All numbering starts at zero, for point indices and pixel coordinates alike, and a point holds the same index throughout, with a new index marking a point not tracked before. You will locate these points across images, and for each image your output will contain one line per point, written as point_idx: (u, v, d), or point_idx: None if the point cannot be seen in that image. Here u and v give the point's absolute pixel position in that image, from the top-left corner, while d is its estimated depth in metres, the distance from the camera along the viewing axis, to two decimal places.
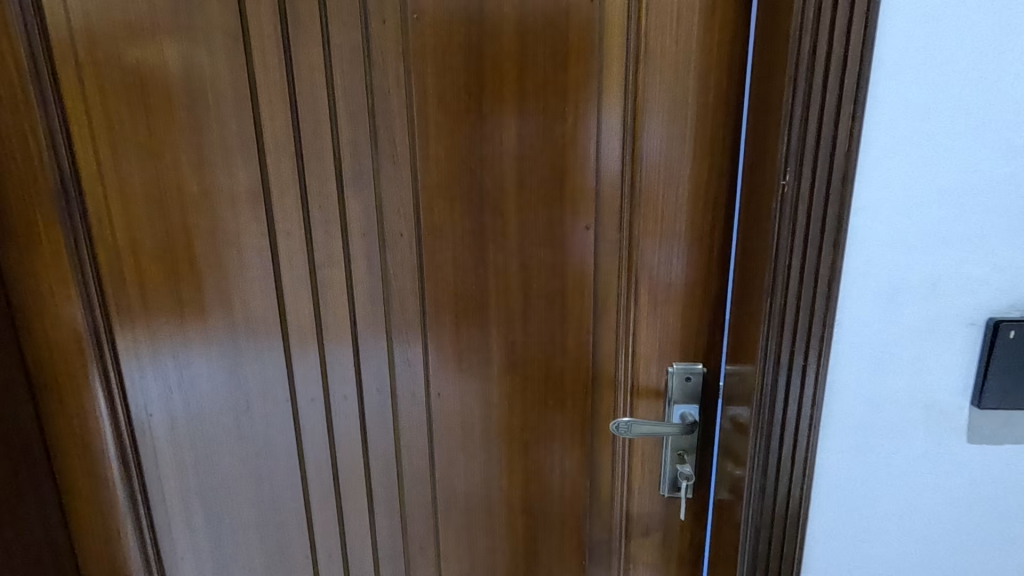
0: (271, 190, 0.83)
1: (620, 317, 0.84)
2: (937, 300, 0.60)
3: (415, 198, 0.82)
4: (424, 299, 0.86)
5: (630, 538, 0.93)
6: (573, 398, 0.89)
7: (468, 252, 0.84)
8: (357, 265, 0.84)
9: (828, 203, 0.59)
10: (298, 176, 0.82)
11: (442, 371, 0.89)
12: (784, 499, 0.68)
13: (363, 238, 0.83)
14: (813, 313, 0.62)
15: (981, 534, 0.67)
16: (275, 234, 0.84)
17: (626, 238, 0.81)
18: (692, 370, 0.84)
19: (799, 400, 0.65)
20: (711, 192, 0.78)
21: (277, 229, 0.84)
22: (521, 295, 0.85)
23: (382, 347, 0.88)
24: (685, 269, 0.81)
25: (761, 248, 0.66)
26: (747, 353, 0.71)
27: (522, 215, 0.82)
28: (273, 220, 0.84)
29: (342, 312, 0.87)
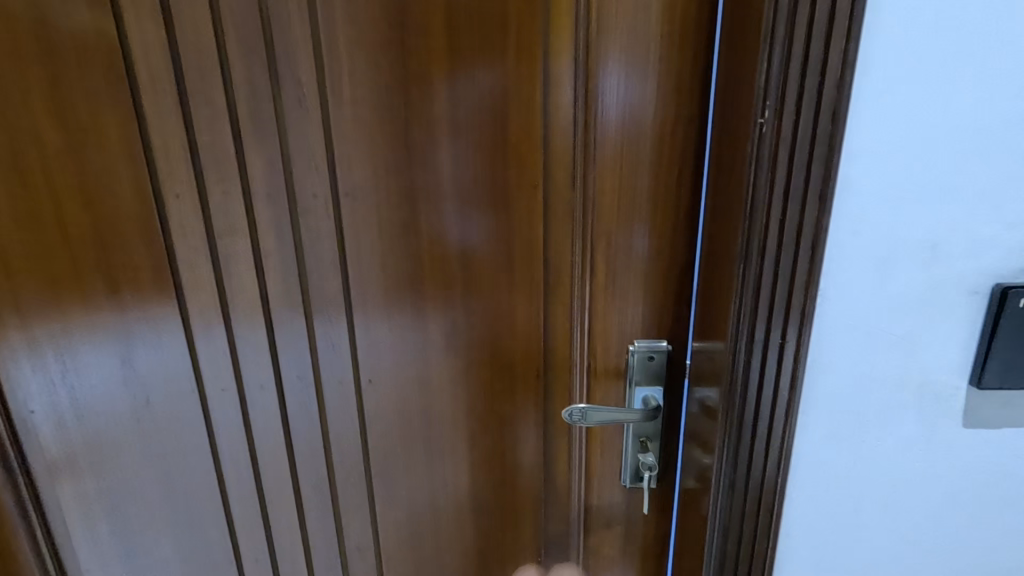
0: (153, 143, 0.68)
1: (575, 291, 0.74)
2: (937, 265, 0.51)
3: (330, 152, 0.68)
4: (347, 271, 0.73)
5: (589, 532, 0.85)
6: (523, 382, 0.79)
7: (397, 217, 0.71)
8: (264, 232, 0.71)
9: (815, 145, 0.49)
10: (184, 126, 0.67)
11: (373, 355, 0.77)
12: (754, 495, 0.60)
13: (269, 200, 0.70)
14: (794, 280, 0.52)
15: (972, 525, 0.60)
16: (162, 197, 0.70)
17: (580, 201, 0.70)
18: (656, 348, 0.74)
19: (775, 383, 0.56)
20: (678, 147, 0.67)
21: (165, 190, 0.70)
22: (461, 267, 0.73)
23: (300, 329, 0.76)
24: (647, 237, 0.70)
25: (735, 203, 0.56)
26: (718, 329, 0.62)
27: (460, 173, 0.70)
28: (158, 180, 0.70)
29: (251, 288, 0.74)
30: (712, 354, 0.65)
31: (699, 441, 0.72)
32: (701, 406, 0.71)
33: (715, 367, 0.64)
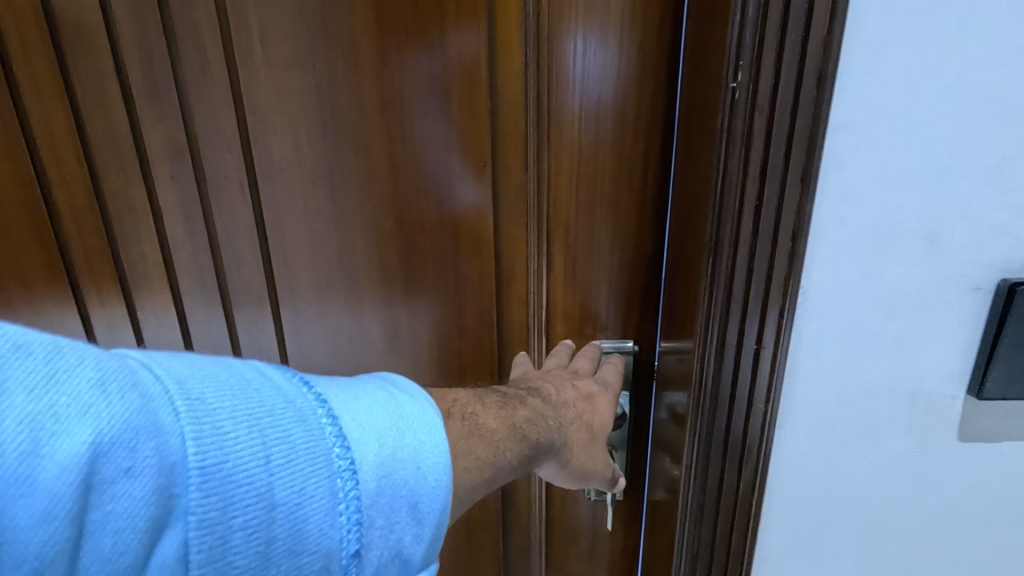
0: (33, 119, 0.59)
1: (531, 285, 0.66)
2: (935, 258, 0.44)
3: (243, 127, 0.59)
4: (270, 263, 0.64)
5: (551, 546, 0.78)
6: (475, 387, 0.71)
7: (325, 202, 0.62)
8: (171, 221, 0.63)
9: (797, 116, 0.41)
10: (68, 99, 0.58)
11: (306, 358, 0.69)
12: (725, 516, 0.54)
13: (175, 184, 0.61)
14: (772, 277, 0.45)
15: (966, 546, 0.54)
16: (51, 182, 0.62)
17: (534, 183, 0.61)
18: (621, 349, 0.67)
19: (749, 394, 0.49)
20: (644, 120, 0.58)
21: (52, 174, 0.61)
22: (401, 260, 0.65)
23: (220, 328, 0.68)
24: (611, 225, 0.62)
25: (706, 186, 0.47)
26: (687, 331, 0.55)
27: (395, 151, 0.60)
28: (43, 163, 0.61)
29: (162, 284, 0.66)
30: (681, 356, 0.57)
31: (668, 450, 0.65)
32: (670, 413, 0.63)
33: (683, 372, 0.56)
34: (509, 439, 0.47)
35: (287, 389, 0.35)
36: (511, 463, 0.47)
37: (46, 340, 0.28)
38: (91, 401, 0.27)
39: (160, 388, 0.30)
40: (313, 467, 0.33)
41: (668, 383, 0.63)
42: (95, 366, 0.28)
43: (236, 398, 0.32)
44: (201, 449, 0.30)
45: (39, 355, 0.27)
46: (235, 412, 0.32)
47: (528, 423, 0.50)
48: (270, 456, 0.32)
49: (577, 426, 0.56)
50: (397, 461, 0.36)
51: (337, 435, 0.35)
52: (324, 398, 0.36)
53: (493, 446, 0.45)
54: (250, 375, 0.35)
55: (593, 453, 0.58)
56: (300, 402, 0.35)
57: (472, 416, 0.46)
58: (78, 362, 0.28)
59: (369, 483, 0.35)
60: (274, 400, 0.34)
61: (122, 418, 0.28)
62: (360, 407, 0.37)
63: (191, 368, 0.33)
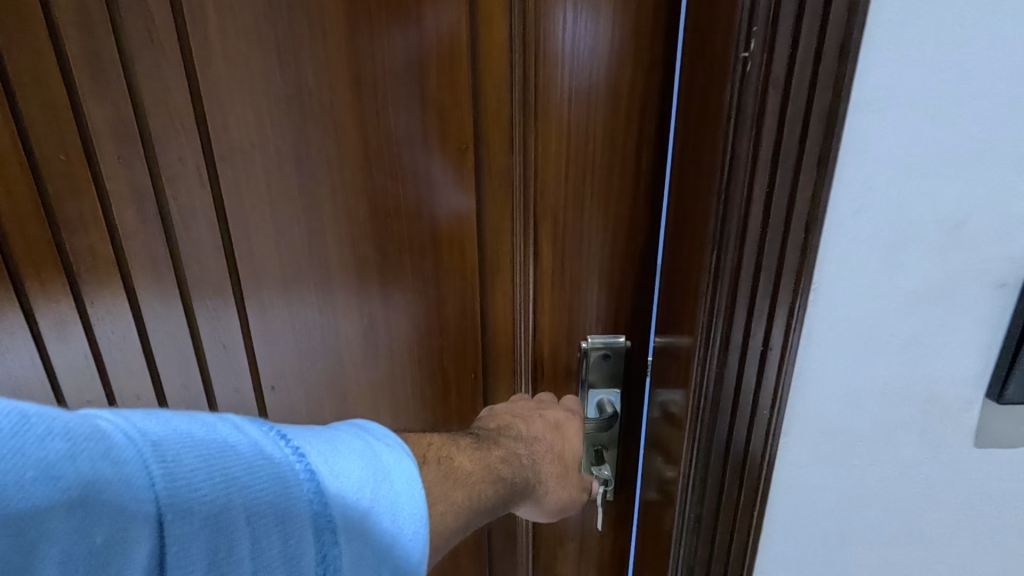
0: None
1: (517, 279, 0.61)
2: (958, 252, 0.41)
3: (196, 103, 0.53)
4: (231, 254, 0.59)
5: (538, 549, 0.75)
6: (457, 386, 0.66)
7: (291, 187, 0.56)
8: (120, 207, 0.57)
9: (815, 94, 0.37)
10: None
11: (273, 355, 0.64)
12: (722, 524, 0.51)
13: (122, 166, 0.55)
14: (781, 272, 0.41)
15: (973, 552, 0.51)
16: None
17: (520, 168, 0.56)
18: (613, 346, 0.63)
19: (752, 398, 0.45)
20: (638, 99, 0.53)
21: None
22: (375, 251, 0.60)
23: (178, 324, 0.63)
24: (603, 214, 0.58)
25: (710, 172, 0.44)
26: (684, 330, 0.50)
27: (366, 131, 0.55)
28: None
29: (113, 277, 0.60)
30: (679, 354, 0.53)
31: (660, 451, 0.61)
32: (663, 412, 0.59)
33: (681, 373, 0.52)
34: (485, 481, 0.45)
35: (265, 442, 0.31)
36: (490, 503, 0.45)
37: (8, 408, 0.24)
38: (59, 478, 0.24)
39: (133, 454, 0.27)
40: (299, 530, 0.29)
41: (663, 382, 0.59)
42: (63, 434, 0.25)
43: (213, 459, 0.28)
44: (180, 517, 0.27)
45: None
46: (211, 474, 0.28)
47: (502, 463, 0.48)
48: (254, 522, 0.28)
49: (547, 459, 0.54)
50: (380, 515, 0.33)
51: (320, 493, 0.31)
52: (303, 450, 0.32)
53: (470, 488, 0.43)
54: (226, 430, 0.30)
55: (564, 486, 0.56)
56: (281, 458, 0.30)
57: (447, 460, 0.43)
58: (44, 432, 0.25)
59: (353, 542, 0.32)
60: (254, 457, 0.30)
61: (93, 491, 0.25)
62: (340, 460, 0.33)
63: (164, 424, 0.29)
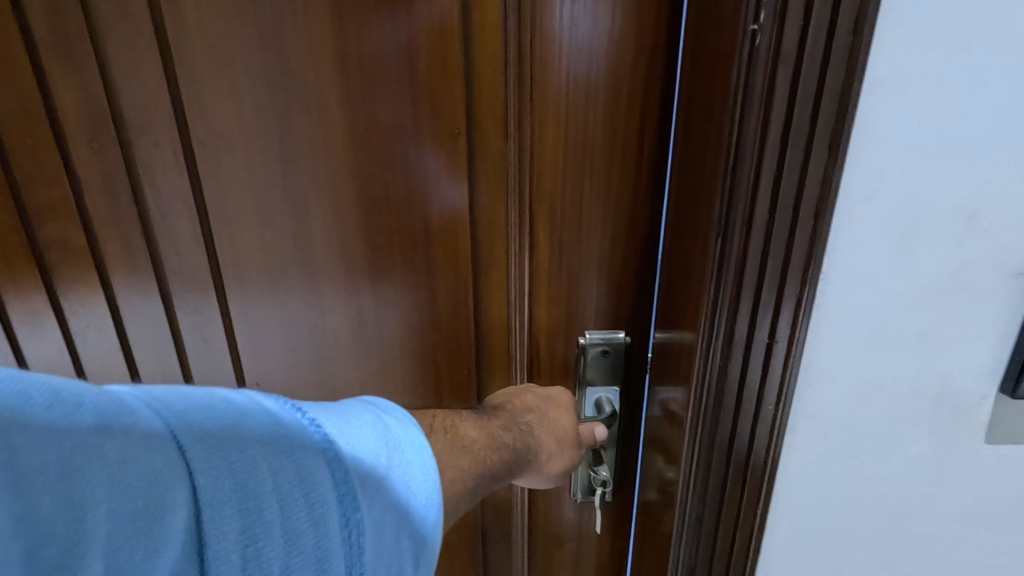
0: None
1: (512, 270, 0.59)
2: (977, 240, 0.38)
3: (172, 84, 0.50)
4: (212, 245, 0.56)
5: (534, 551, 0.72)
6: (450, 383, 0.64)
7: (274, 175, 0.54)
8: (94, 196, 0.54)
9: (828, 70, 0.34)
10: None
11: (257, 350, 0.61)
12: (723, 524, 0.49)
13: (95, 152, 0.52)
14: (789, 262, 0.39)
15: (985, 553, 0.49)
16: None
17: (515, 155, 0.54)
18: (612, 342, 0.60)
19: (756, 394, 0.43)
20: (640, 83, 0.51)
21: None
22: (364, 242, 0.57)
23: (156, 318, 0.60)
24: (602, 204, 0.55)
25: (714, 157, 0.41)
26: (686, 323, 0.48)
27: (352, 115, 0.52)
28: None
29: (88, 269, 0.57)
30: (681, 350, 0.50)
31: (661, 450, 0.59)
32: (664, 411, 0.57)
33: (683, 370, 0.49)
34: (490, 446, 0.45)
35: (282, 414, 0.31)
36: (496, 470, 0.45)
37: (41, 385, 0.25)
38: (92, 446, 0.25)
39: (160, 424, 0.27)
40: (322, 493, 0.30)
41: (664, 379, 0.57)
42: (92, 407, 0.26)
43: (236, 427, 0.29)
44: (211, 480, 0.27)
45: (36, 399, 0.25)
46: (236, 441, 0.28)
47: (503, 430, 0.48)
48: (280, 485, 0.29)
49: (548, 435, 0.53)
50: (397, 482, 0.34)
51: (337, 459, 0.31)
52: (319, 421, 0.32)
53: (476, 455, 0.43)
54: (245, 404, 0.31)
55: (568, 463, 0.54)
56: (298, 428, 0.31)
57: (453, 429, 0.44)
58: (76, 404, 0.25)
59: (373, 506, 0.32)
60: (274, 427, 0.30)
61: (126, 457, 0.25)
62: (355, 430, 0.34)
63: (186, 399, 0.29)
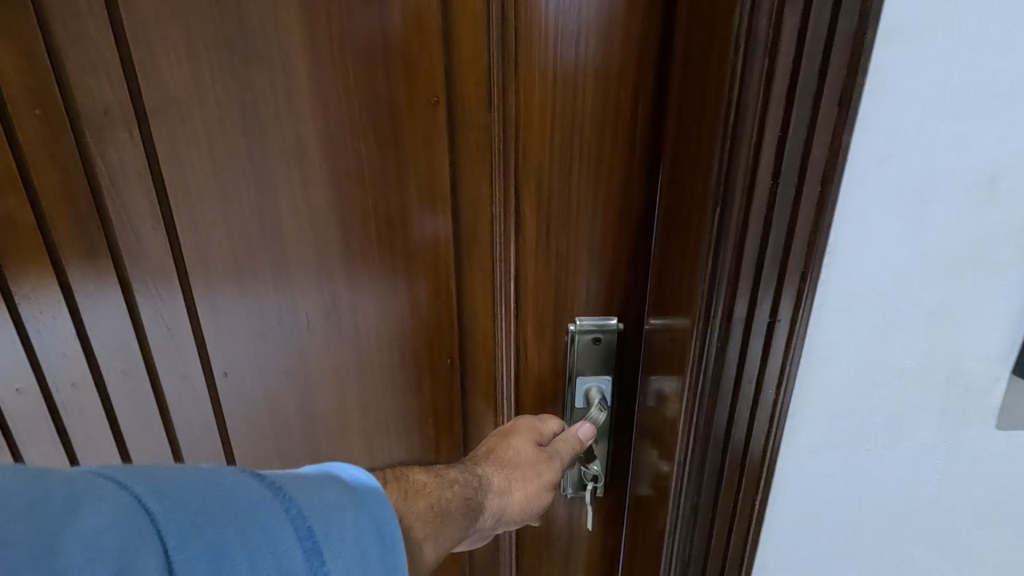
0: None
1: (497, 252, 0.55)
2: (999, 209, 0.35)
3: (123, 46, 0.46)
4: (173, 225, 0.52)
5: (522, 549, 0.69)
6: (432, 374, 0.60)
7: (238, 149, 0.49)
8: (42, 171, 0.50)
9: (840, 12, 0.30)
10: None
11: (225, 338, 0.57)
12: (719, 519, 0.46)
13: (41, 121, 0.48)
14: (793, 232, 0.35)
15: (997, 548, 0.47)
16: None
17: (499, 126, 0.50)
18: (603, 328, 0.57)
19: (756, 378, 0.40)
20: (632, 48, 0.47)
21: None
22: (337, 223, 0.53)
23: (113, 304, 0.55)
24: (592, 181, 0.52)
25: (712, 117, 0.37)
26: (681, 306, 0.45)
27: (321, 81, 0.48)
28: None
29: (39, 252, 0.53)
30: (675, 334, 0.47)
31: (654, 442, 0.55)
32: (658, 401, 0.54)
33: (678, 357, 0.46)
34: (439, 486, 0.48)
35: (247, 479, 0.33)
36: (453, 508, 0.48)
37: (17, 472, 0.28)
38: (66, 522, 0.27)
39: (131, 494, 0.30)
40: (288, 551, 0.32)
41: (658, 367, 0.53)
42: (64, 488, 0.28)
43: (203, 493, 0.31)
44: (184, 547, 0.29)
45: (14, 484, 0.27)
46: (202, 508, 0.31)
47: (455, 471, 0.51)
48: (248, 547, 0.31)
49: (502, 468, 0.53)
50: (365, 535, 0.35)
51: (300, 517, 0.33)
52: (280, 483, 0.34)
53: (430, 498, 0.47)
54: (213, 472, 0.33)
55: (534, 494, 0.53)
56: (260, 492, 0.33)
57: (404, 476, 0.48)
58: (49, 487, 0.28)
59: (340, 558, 0.34)
60: (238, 490, 0.33)
61: (98, 530, 0.28)
62: (316, 489, 0.35)
63: (158, 472, 0.32)
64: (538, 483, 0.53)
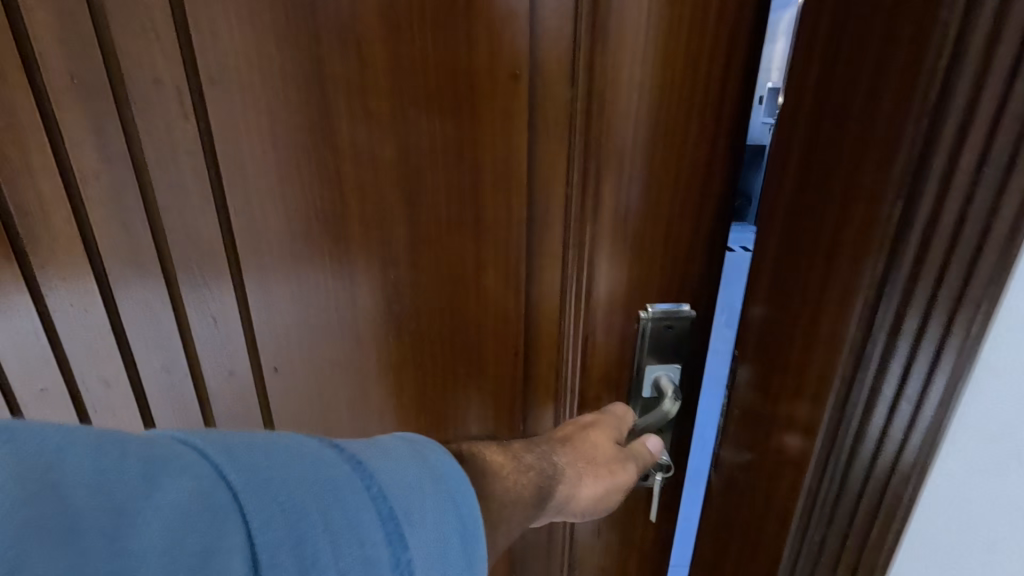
0: None
1: (569, 237, 0.52)
2: None
3: (177, 9, 0.41)
4: (225, 207, 0.47)
5: (576, 541, 0.68)
6: (494, 366, 0.57)
7: (300, 122, 0.45)
8: (78, 145, 0.44)
9: None
10: None
11: (276, 332, 0.53)
12: (854, 546, 0.42)
13: (80, 94, 0.43)
14: (992, 227, 0.31)
15: None
16: None
17: (582, 105, 0.47)
18: (676, 316, 0.55)
19: (917, 396, 0.36)
20: (729, 22, 0.45)
21: None
22: (403, 204, 0.49)
23: (153, 296, 0.51)
24: (677, 163, 0.49)
25: (896, 96, 0.33)
26: (800, 304, 0.41)
27: (395, 52, 0.44)
28: None
29: (70, 235, 0.48)
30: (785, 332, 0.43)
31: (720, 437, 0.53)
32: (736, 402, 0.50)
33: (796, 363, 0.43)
34: (517, 470, 0.46)
35: (324, 453, 0.29)
36: (528, 494, 0.45)
37: (84, 435, 0.24)
38: (142, 494, 0.23)
39: (208, 465, 0.26)
40: (371, 534, 0.28)
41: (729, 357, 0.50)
42: (137, 457, 0.24)
43: (283, 467, 0.27)
44: (264, 527, 0.25)
45: (78, 451, 0.23)
46: (283, 479, 0.27)
47: (529, 454, 0.48)
48: (331, 529, 0.27)
49: (573, 458, 0.51)
50: (447, 520, 0.31)
51: (383, 496, 0.29)
52: (358, 457, 0.30)
53: (508, 481, 0.44)
54: (290, 443, 0.29)
55: (602, 489, 0.51)
56: (341, 468, 0.29)
57: (480, 454, 0.45)
58: (119, 453, 0.24)
59: (422, 546, 0.29)
60: (312, 464, 0.28)
61: (174, 503, 0.23)
62: (394, 463, 0.31)
63: (232, 441, 0.28)
64: (609, 481, 0.51)
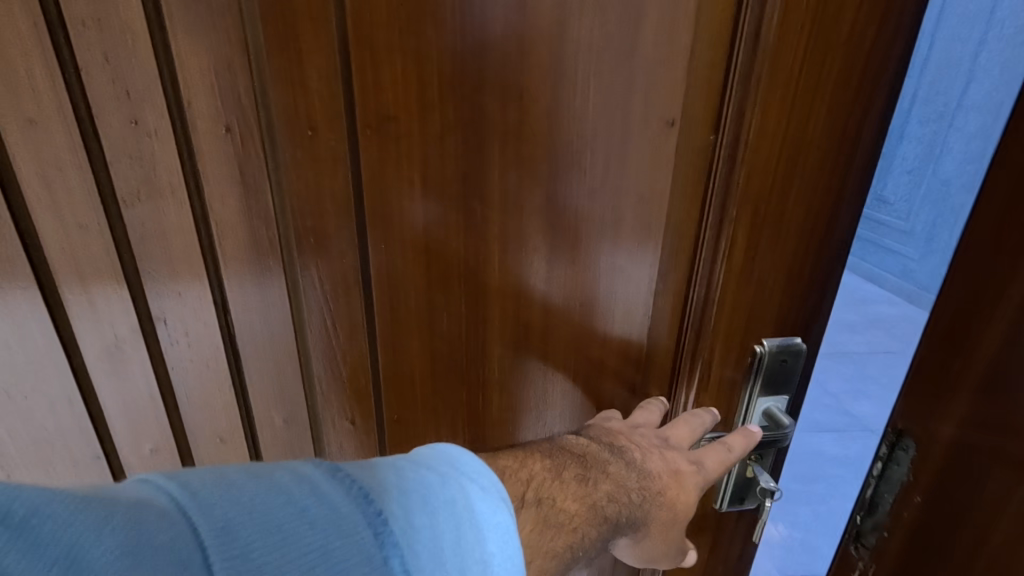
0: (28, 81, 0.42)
1: (697, 288, 0.47)
2: None
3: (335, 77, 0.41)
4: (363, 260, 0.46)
5: None
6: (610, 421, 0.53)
7: (453, 171, 0.43)
8: (226, 212, 0.45)
9: None
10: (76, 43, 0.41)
11: (398, 386, 0.51)
12: None
13: (231, 159, 0.44)
14: None
15: None
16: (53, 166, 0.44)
17: (726, 151, 0.43)
18: (792, 348, 0.48)
19: None
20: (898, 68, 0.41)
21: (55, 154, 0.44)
22: (543, 256, 0.47)
23: (276, 348, 0.50)
24: (828, 206, 0.44)
25: None
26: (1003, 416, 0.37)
27: (545, 111, 0.43)
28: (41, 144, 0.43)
29: (194, 289, 0.49)
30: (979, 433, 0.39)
31: (863, 508, 0.47)
32: (910, 508, 0.44)
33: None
34: (590, 523, 0.40)
35: (324, 492, 0.28)
36: (591, 549, 0.40)
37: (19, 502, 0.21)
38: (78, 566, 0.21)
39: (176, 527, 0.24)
40: None
41: (890, 431, 0.44)
42: (80, 523, 0.22)
43: (263, 520, 0.26)
44: None
45: (12, 521, 0.20)
46: (259, 543, 0.25)
47: (609, 500, 0.41)
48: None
49: (658, 508, 0.44)
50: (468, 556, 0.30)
51: (390, 542, 0.28)
52: (364, 490, 0.29)
53: (571, 536, 0.39)
54: (280, 488, 0.28)
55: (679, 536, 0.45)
56: (339, 509, 0.28)
57: (548, 500, 0.39)
58: (60, 519, 0.22)
59: None
60: (298, 511, 0.27)
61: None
62: (410, 496, 0.30)
63: (211, 491, 0.26)
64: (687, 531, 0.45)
